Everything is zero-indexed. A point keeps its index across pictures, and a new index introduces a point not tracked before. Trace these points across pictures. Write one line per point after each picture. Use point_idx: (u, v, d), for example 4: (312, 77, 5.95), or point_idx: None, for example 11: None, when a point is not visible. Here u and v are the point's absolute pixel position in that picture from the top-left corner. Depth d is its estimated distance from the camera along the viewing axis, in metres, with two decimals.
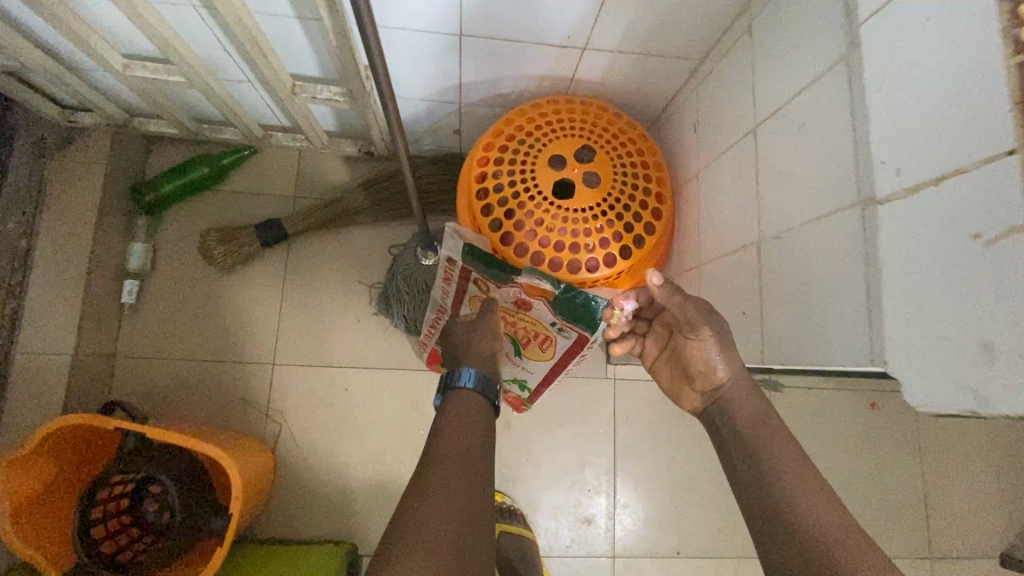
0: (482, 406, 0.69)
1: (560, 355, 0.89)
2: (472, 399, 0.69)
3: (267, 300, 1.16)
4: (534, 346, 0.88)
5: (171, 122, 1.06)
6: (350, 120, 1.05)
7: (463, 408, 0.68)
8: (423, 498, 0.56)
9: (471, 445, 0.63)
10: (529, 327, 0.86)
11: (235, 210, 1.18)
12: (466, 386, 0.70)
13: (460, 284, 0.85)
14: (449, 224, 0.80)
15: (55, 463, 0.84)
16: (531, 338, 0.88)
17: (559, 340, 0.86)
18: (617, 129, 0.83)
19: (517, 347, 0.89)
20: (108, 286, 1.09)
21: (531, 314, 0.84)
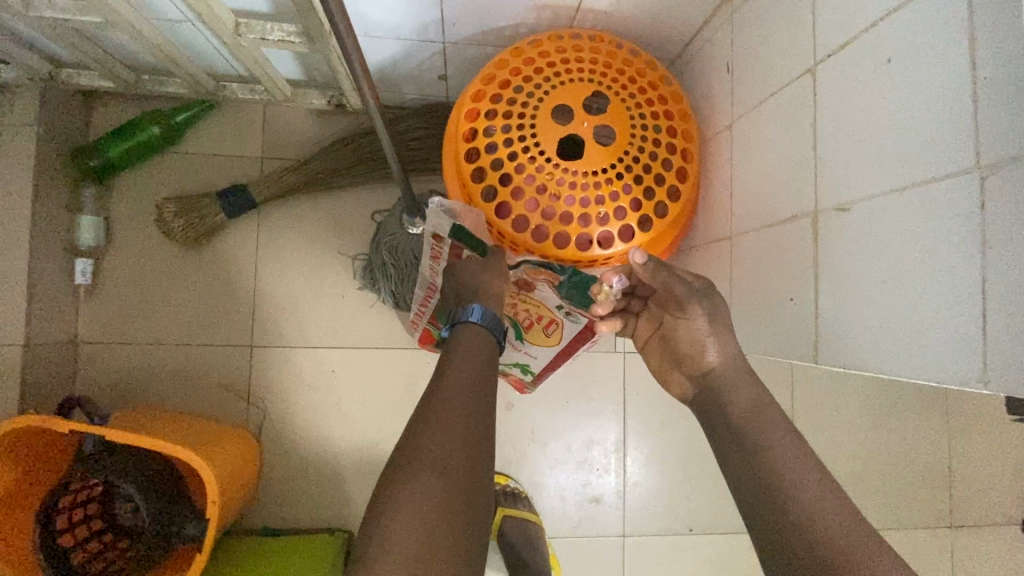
0: (490, 347, 0.61)
1: (567, 340, 0.80)
2: (479, 342, 0.61)
3: (239, 276, 1.04)
4: (539, 330, 0.80)
5: (105, 74, 0.90)
6: (316, 66, 0.90)
7: (470, 347, 0.60)
8: (417, 460, 0.50)
9: (477, 400, 0.55)
10: (532, 309, 0.78)
11: (194, 175, 1.04)
12: (473, 323, 0.62)
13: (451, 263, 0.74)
14: (435, 197, 0.67)
15: (8, 472, 0.76)
16: (534, 321, 0.79)
17: (565, 324, 0.77)
18: (635, 70, 0.68)
19: (519, 330, 0.81)
20: (57, 266, 0.97)
21: (535, 296, 0.75)
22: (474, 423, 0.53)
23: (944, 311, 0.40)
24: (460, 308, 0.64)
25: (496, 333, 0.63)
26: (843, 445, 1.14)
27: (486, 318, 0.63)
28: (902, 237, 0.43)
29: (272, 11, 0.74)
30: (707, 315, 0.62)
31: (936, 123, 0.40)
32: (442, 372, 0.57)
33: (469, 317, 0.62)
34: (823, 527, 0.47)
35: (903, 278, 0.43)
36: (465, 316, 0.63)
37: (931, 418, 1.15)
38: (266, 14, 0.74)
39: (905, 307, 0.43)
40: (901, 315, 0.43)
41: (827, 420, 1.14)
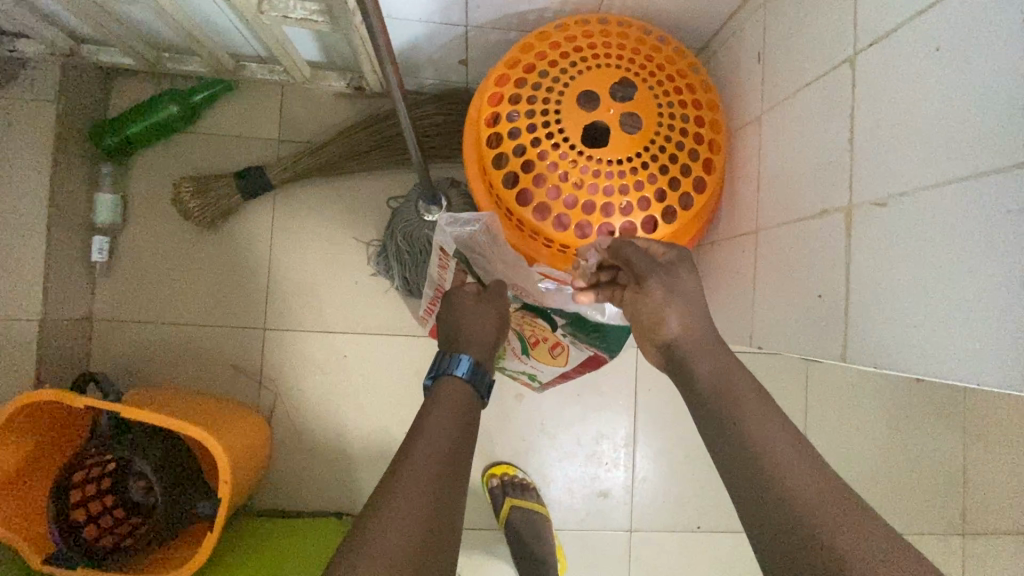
0: (469, 401, 0.62)
1: (572, 363, 0.81)
2: (461, 391, 0.62)
3: (254, 258, 1.04)
4: (544, 350, 0.79)
5: (126, 50, 0.90)
6: (337, 47, 0.89)
7: (449, 400, 0.61)
8: (386, 508, 0.48)
9: (455, 447, 0.56)
10: (539, 332, 0.77)
11: (211, 156, 1.03)
12: (457, 375, 0.63)
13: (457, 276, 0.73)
14: (443, 215, 0.69)
15: (25, 443, 0.77)
16: (540, 341, 0.78)
17: (571, 348, 0.78)
18: (663, 57, 0.67)
19: (524, 346, 0.79)
20: (74, 243, 0.97)
21: (543, 324, 0.76)
22: (452, 467, 0.54)
23: (993, 310, 0.38)
24: (447, 357, 0.65)
25: (479, 388, 0.64)
26: (857, 448, 1.13)
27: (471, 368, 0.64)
28: (946, 233, 0.42)
29: None
30: (663, 280, 0.60)
31: (992, 114, 0.39)
32: (419, 428, 0.57)
33: (454, 364, 0.64)
34: (811, 500, 0.44)
35: (948, 276, 0.42)
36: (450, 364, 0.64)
37: (947, 424, 1.14)
38: None
39: (949, 305, 0.41)
40: (944, 314, 0.42)
41: (841, 422, 1.12)
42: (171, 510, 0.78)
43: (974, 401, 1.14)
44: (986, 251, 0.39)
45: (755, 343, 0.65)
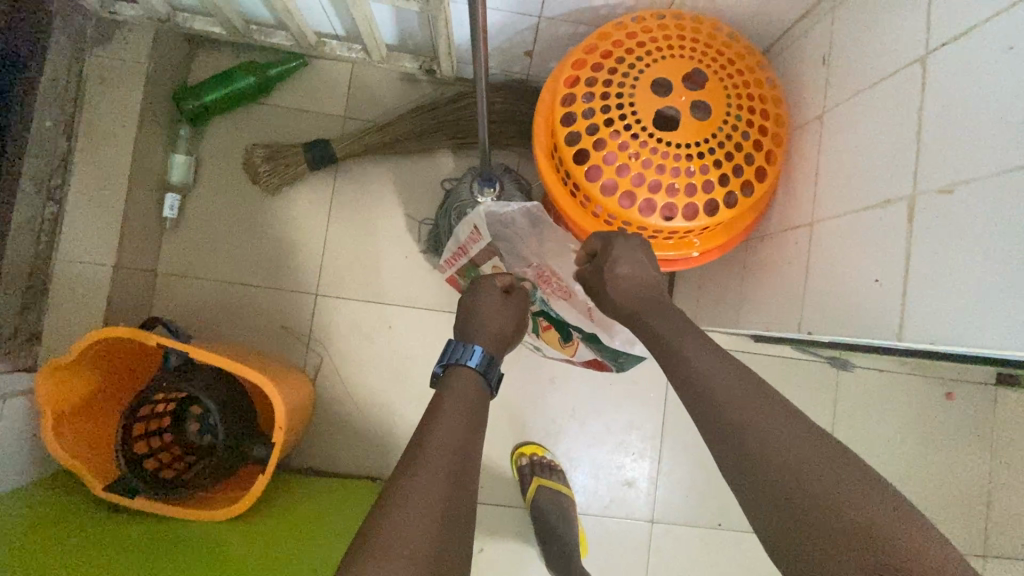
0: (480, 390, 0.68)
1: (576, 354, 0.93)
2: (471, 377, 0.68)
3: (312, 226, 1.09)
4: (556, 339, 0.91)
5: (218, 20, 0.96)
6: (415, 29, 0.94)
7: (462, 388, 0.66)
8: (409, 479, 0.53)
9: (468, 426, 0.61)
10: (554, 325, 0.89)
11: (280, 127, 1.09)
12: (468, 365, 0.69)
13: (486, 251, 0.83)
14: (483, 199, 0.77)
15: (97, 374, 0.83)
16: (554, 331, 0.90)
17: (580, 344, 0.90)
18: (733, 53, 0.71)
19: (538, 329, 0.91)
20: (149, 197, 1.03)
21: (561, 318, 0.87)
22: (465, 449, 0.58)
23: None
24: (460, 348, 0.71)
25: (487, 380, 0.70)
26: (883, 461, 1.14)
27: (479, 361, 0.70)
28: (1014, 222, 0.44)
29: None
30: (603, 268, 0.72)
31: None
32: (437, 410, 0.62)
33: (463, 355, 0.70)
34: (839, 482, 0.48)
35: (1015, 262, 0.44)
36: (460, 355, 0.70)
37: (973, 446, 1.14)
38: None
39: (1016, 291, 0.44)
40: (1008, 298, 0.44)
41: (868, 433, 1.14)
42: (228, 450, 0.82)
43: (1001, 425, 1.14)
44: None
45: (802, 330, 0.68)
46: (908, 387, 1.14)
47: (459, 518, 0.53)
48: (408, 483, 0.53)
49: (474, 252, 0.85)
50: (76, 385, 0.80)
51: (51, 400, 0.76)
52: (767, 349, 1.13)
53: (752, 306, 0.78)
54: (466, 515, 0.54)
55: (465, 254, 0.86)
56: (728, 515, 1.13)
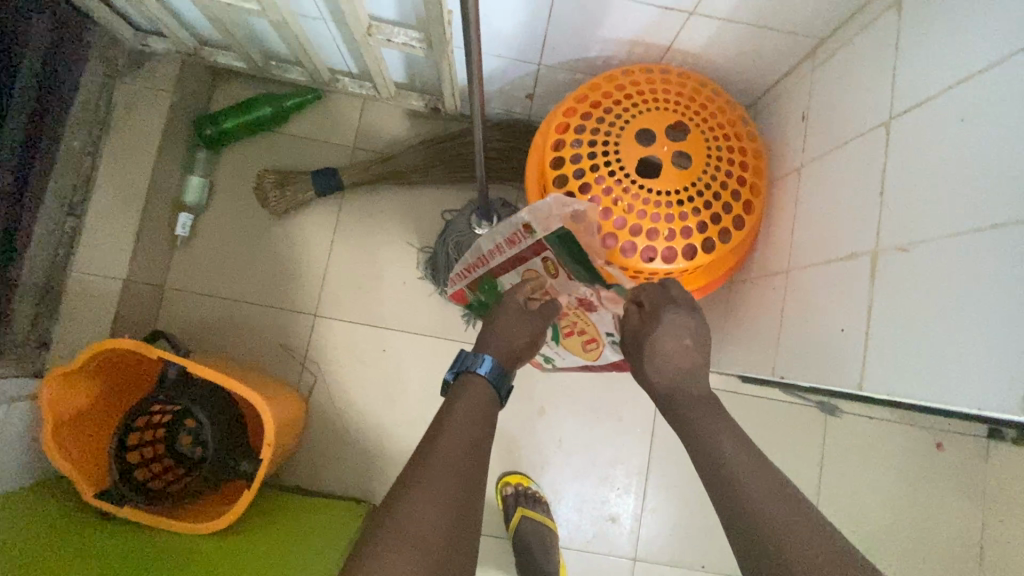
0: (489, 402, 0.68)
1: (599, 359, 0.80)
2: (483, 388, 0.69)
3: (316, 249, 1.14)
4: (577, 340, 0.79)
5: (240, 55, 1.03)
6: (422, 71, 1.00)
7: (473, 399, 0.67)
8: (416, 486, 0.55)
9: (477, 432, 0.63)
10: (579, 322, 0.77)
11: (292, 154, 1.15)
12: (479, 374, 0.70)
13: (524, 252, 0.70)
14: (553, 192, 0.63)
15: (98, 381, 0.86)
16: (575, 332, 0.79)
17: (606, 347, 0.77)
18: (715, 107, 0.75)
19: (557, 334, 0.80)
20: (164, 215, 1.09)
21: (590, 316, 0.75)
22: (475, 453, 0.61)
23: (1000, 358, 0.43)
24: (471, 356, 0.72)
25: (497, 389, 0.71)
26: (869, 506, 1.13)
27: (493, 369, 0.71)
28: (963, 281, 0.47)
29: (400, 18, 0.84)
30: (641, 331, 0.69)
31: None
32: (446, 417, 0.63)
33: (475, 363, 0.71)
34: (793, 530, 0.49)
35: (967, 320, 0.46)
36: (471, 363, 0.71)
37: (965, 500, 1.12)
38: (392, 20, 0.85)
39: (965, 347, 0.46)
40: (960, 355, 0.46)
41: (855, 480, 1.13)
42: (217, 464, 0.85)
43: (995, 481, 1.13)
44: (1002, 302, 0.43)
45: (776, 374, 0.69)
46: (898, 436, 1.14)
47: (466, 518, 0.56)
48: (418, 484, 0.55)
49: (496, 261, 0.74)
50: (78, 392, 0.83)
51: (51, 406, 0.79)
52: (755, 389, 1.14)
53: (732, 348, 0.80)
54: (472, 523, 0.56)
55: (483, 264, 0.77)
56: (714, 557, 1.12)
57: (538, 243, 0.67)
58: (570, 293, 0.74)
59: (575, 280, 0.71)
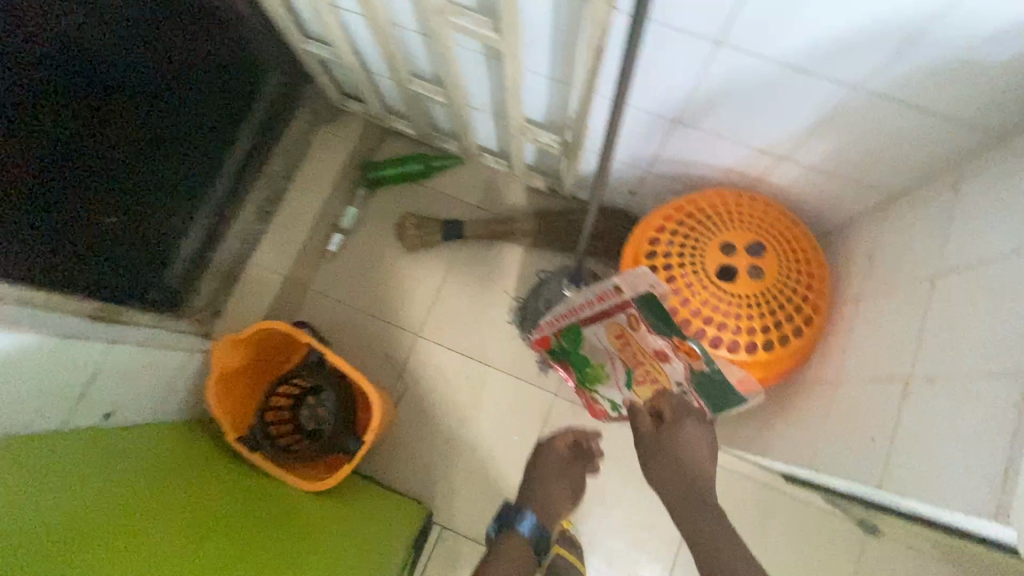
0: None
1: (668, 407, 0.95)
2: None
3: (430, 282, 1.37)
4: (649, 387, 0.96)
5: (413, 124, 1.33)
6: (550, 159, 1.23)
7: None
8: None
9: None
10: (652, 371, 0.93)
11: (429, 203, 1.41)
12: None
13: (611, 307, 0.92)
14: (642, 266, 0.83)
15: (253, 351, 1.10)
16: (649, 380, 0.95)
17: (674, 395, 0.92)
18: (791, 234, 0.90)
19: (630, 379, 0.99)
20: (323, 232, 1.36)
21: (663, 367, 0.90)
22: None
23: (978, 482, 0.52)
24: None
25: None
26: None
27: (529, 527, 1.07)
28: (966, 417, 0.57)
29: (545, 122, 1.07)
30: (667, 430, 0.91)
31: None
32: None
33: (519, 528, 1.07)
34: None
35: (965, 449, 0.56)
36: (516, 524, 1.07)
37: None
38: (539, 122, 1.08)
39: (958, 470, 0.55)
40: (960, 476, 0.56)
41: None
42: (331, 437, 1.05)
43: None
44: (986, 438, 0.54)
45: (812, 469, 0.80)
46: None
47: None
48: None
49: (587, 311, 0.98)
50: (238, 356, 1.07)
51: (218, 363, 1.02)
52: (799, 493, 1.20)
53: (777, 440, 0.91)
54: None
55: (576, 313, 1.01)
56: None
57: (625, 299, 0.88)
58: (649, 345, 0.90)
59: (653, 333, 0.87)
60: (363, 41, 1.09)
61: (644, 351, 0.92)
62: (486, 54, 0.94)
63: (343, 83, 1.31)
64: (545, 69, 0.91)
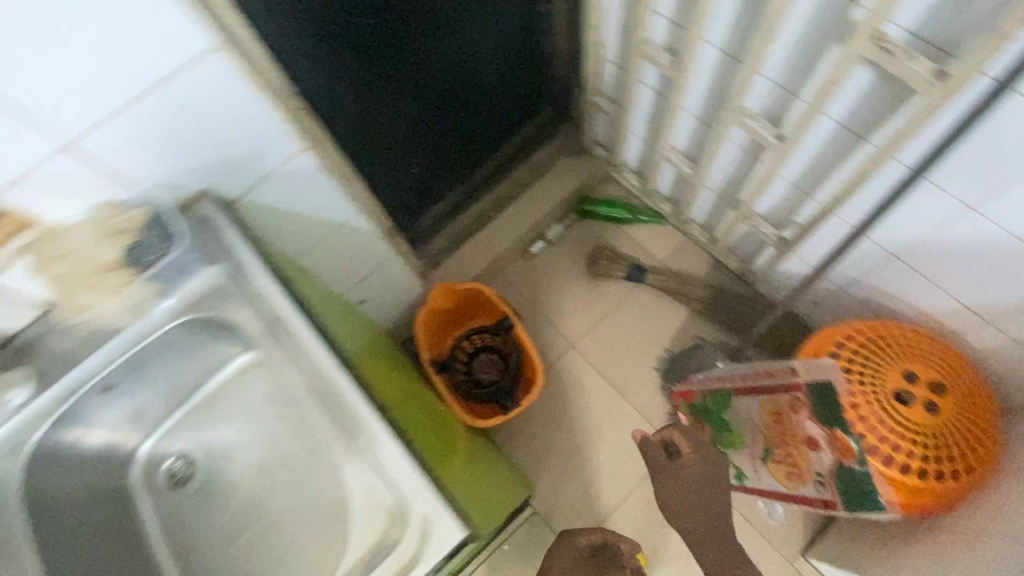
0: None
1: (797, 492, 1.03)
2: None
3: (600, 307, 1.57)
4: (784, 469, 1.05)
5: (641, 180, 1.57)
6: (749, 248, 1.41)
7: None
8: None
9: None
10: (795, 456, 1.02)
11: (623, 244, 1.63)
12: None
13: (779, 384, 1.05)
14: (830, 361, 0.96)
15: (458, 302, 1.39)
16: (787, 463, 1.04)
17: (808, 485, 1.00)
18: (972, 389, 0.98)
19: (768, 456, 1.08)
20: (532, 235, 1.65)
21: (809, 453, 0.99)
22: None
23: None
24: None
25: None
26: None
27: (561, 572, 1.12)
28: None
29: (768, 217, 1.24)
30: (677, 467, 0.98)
31: None
32: None
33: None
34: None
35: None
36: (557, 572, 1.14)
37: None
38: (762, 215, 1.25)
39: None
40: None
41: None
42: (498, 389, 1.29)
43: None
44: None
45: None
46: None
47: None
48: None
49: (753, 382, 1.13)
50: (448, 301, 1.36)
51: (433, 300, 1.32)
52: None
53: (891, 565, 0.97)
54: None
55: (740, 380, 1.16)
56: None
57: (797, 383, 1.01)
58: (802, 430, 1.00)
59: (811, 420, 0.97)
60: (642, 108, 1.35)
61: (795, 433, 1.01)
62: (748, 148, 1.15)
63: (603, 133, 1.57)
64: (793, 177, 1.10)
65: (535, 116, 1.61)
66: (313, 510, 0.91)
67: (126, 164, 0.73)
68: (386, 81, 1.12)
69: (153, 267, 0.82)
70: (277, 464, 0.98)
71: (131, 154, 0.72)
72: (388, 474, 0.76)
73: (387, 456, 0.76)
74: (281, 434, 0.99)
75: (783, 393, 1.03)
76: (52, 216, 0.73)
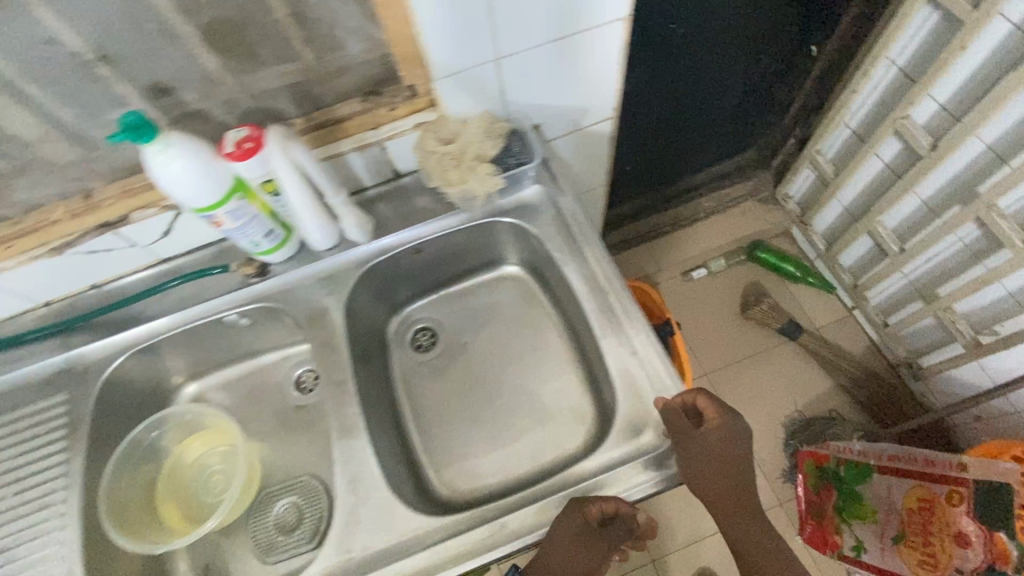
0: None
1: None
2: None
3: (744, 346, 1.62)
4: (919, 556, 1.06)
5: (824, 244, 1.60)
6: (922, 341, 1.41)
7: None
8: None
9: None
10: (936, 547, 1.03)
11: (783, 298, 1.66)
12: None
13: (939, 476, 1.06)
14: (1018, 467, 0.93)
15: None
16: (925, 551, 1.05)
17: None
18: None
19: (900, 539, 1.12)
20: (697, 260, 1.72)
21: (956, 549, 0.99)
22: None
23: None
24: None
25: None
26: None
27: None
28: None
29: (965, 317, 1.25)
30: None
31: None
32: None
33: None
34: None
35: None
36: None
37: None
38: (960, 313, 1.26)
39: None
40: None
41: None
42: None
43: None
44: None
45: None
46: None
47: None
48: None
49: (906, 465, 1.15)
50: None
51: None
52: None
53: None
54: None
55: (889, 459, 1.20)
56: None
57: (965, 480, 1.01)
58: (954, 525, 1.00)
59: (970, 519, 0.98)
60: (861, 179, 1.38)
61: (946, 527, 1.02)
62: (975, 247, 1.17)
63: (802, 192, 1.62)
64: (1015, 287, 1.11)
65: (799, 115, 1.51)
66: (538, 408, 0.85)
67: (526, 84, 0.79)
68: (667, 69, 1.22)
69: (510, 171, 0.80)
70: (502, 351, 0.91)
71: (536, 78, 0.79)
72: (646, 372, 0.70)
73: (646, 361, 0.71)
74: (539, 331, 0.92)
75: (943, 486, 1.04)
76: (453, 109, 0.78)
